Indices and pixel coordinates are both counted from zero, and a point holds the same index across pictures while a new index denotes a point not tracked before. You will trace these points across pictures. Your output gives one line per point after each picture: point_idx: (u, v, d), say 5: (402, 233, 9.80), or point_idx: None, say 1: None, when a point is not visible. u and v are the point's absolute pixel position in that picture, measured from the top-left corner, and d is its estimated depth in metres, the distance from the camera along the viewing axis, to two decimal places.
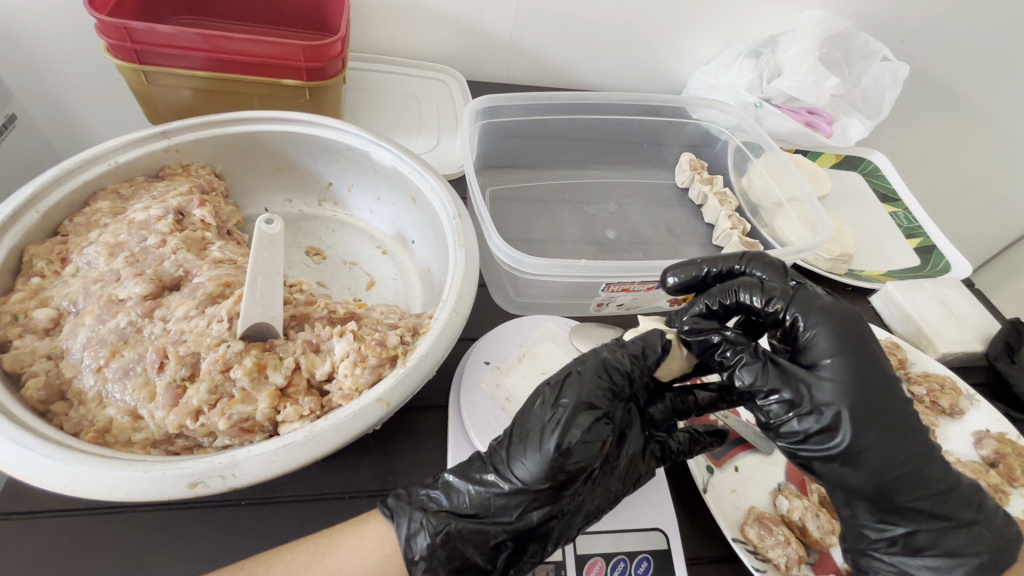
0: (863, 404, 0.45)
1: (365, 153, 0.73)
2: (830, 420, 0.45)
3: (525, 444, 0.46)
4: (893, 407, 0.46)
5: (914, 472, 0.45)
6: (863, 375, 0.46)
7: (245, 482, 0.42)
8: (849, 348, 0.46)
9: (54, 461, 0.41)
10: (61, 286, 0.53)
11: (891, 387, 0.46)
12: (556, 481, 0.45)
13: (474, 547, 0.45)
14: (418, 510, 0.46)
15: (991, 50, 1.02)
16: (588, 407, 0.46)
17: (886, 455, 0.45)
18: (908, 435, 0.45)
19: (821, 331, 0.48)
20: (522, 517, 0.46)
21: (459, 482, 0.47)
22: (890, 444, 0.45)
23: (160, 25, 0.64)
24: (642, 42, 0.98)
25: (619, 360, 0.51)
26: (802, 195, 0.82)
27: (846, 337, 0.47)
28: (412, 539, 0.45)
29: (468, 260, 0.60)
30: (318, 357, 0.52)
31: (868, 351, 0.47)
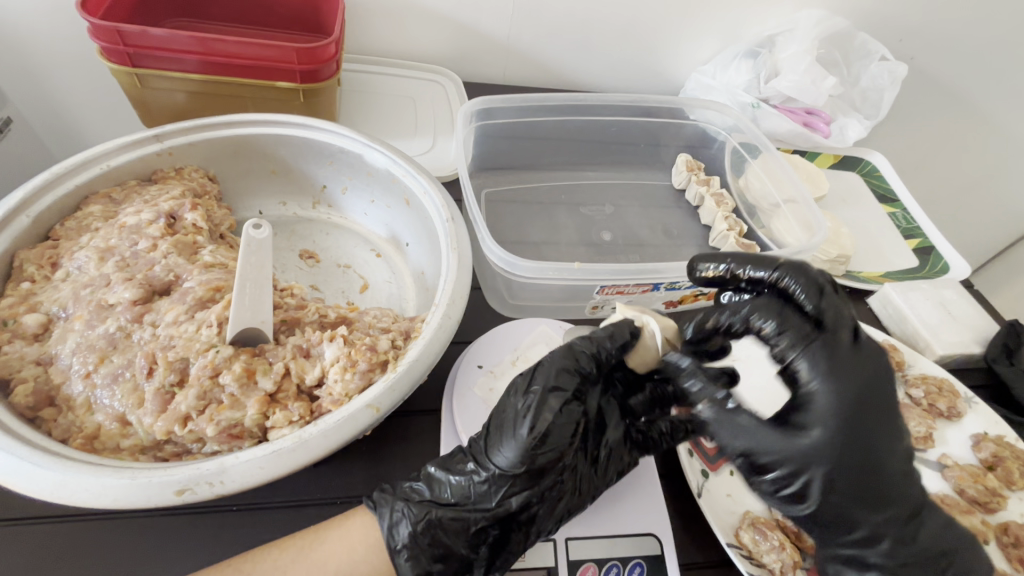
0: (836, 406, 0.48)
1: (359, 155, 0.72)
2: (809, 481, 0.47)
3: (500, 431, 0.47)
4: (869, 457, 0.48)
5: (881, 503, 0.48)
6: (847, 433, 0.47)
7: (232, 489, 0.42)
8: (843, 410, 0.48)
9: (40, 469, 0.41)
10: (51, 291, 0.53)
11: (871, 432, 0.48)
12: (531, 466, 0.45)
13: (455, 535, 0.46)
14: (400, 500, 0.46)
15: (990, 49, 1.02)
16: (557, 391, 0.47)
17: (855, 504, 0.47)
18: (877, 483, 0.48)
19: (821, 389, 0.48)
20: (501, 503, 0.46)
21: (440, 472, 0.48)
22: (860, 493, 0.47)
23: (153, 28, 0.64)
24: (639, 43, 0.98)
25: (585, 344, 0.51)
26: (799, 197, 0.82)
27: (840, 395, 0.48)
28: (395, 528, 0.45)
29: (460, 264, 0.60)
30: (308, 361, 0.52)
31: (856, 403, 0.48)
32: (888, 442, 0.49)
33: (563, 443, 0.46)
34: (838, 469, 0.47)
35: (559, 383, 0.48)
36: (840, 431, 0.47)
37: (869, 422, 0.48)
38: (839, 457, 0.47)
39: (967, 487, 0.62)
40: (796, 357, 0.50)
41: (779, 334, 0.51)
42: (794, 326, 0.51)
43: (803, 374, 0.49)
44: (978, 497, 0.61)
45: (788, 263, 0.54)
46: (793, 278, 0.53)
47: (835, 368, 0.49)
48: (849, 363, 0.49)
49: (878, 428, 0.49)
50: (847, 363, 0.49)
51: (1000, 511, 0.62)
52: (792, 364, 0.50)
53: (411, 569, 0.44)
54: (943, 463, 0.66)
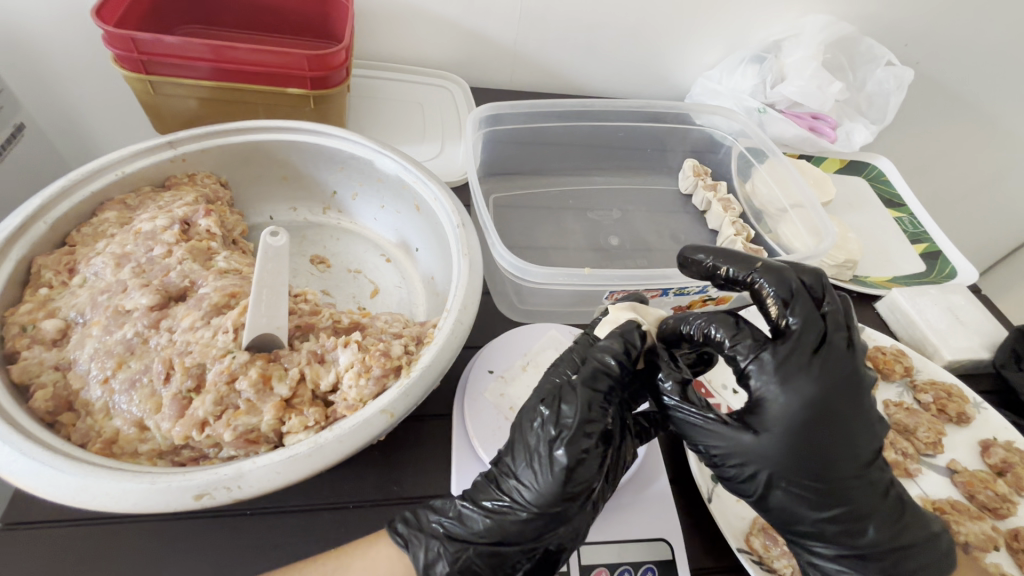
0: (789, 439, 0.46)
1: (369, 161, 0.73)
2: (753, 476, 0.47)
3: (532, 465, 0.47)
4: (817, 461, 0.46)
5: (834, 501, 0.47)
6: (797, 436, 0.46)
7: (250, 494, 0.43)
8: (795, 414, 0.46)
9: (61, 473, 0.41)
10: (69, 297, 0.53)
11: (827, 435, 0.46)
12: (566, 501, 0.46)
13: (493, 571, 0.46)
14: (433, 537, 0.46)
15: (996, 53, 1.02)
16: (587, 426, 0.47)
17: (801, 502, 0.47)
18: (829, 482, 0.47)
19: (770, 394, 0.47)
20: (538, 539, 0.46)
21: (471, 508, 0.47)
22: (806, 493, 0.47)
23: (167, 36, 0.65)
24: (645, 48, 0.98)
25: (608, 366, 0.50)
26: (806, 202, 0.82)
27: (790, 400, 0.46)
28: (431, 566, 0.45)
29: (472, 269, 0.61)
30: (323, 367, 0.53)
31: (814, 407, 0.46)
32: (846, 446, 0.47)
33: (594, 476, 0.47)
34: (782, 469, 0.46)
35: (589, 412, 0.48)
36: (788, 433, 0.46)
37: (824, 424, 0.46)
38: (784, 458, 0.46)
39: (977, 493, 0.62)
40: (748, 363, 0.48)
41: (734, 343, 0.49)
42: (749, 334, 0.49)
43: (753, 381, 0.48)
44: (988, 503, 0.61)
45: (766, 265, 0.51)
46: (766, 280, 0.50)
47: (789, 375, 0.47)
48: (807, 371, 0.47)
49: (835, 432, 0.47)
50: (808, 371, 0.47)
51: (1010, 516, 0.62)
52: (744, 371, 0.49)
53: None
54: (953, 468, 0.66)
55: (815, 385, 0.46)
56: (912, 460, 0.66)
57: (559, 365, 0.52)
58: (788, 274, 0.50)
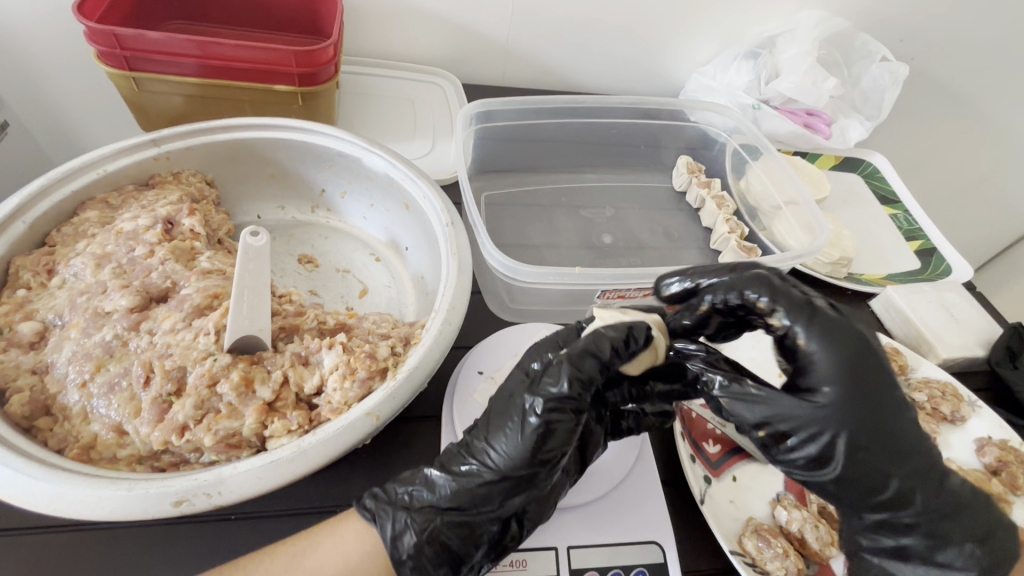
0: (856, 407, 0.43)
1: (358, 159, 0.72)
2: (827, 446, 0.44)
3: (502, 431, 0.47)
4: (883, 422, 0.44)
5: (904, 457, 0.44)
6: (861, 389, 0.43)
7: (231, 500, 0.42)
8: (849, 374, 0.44)
9: (35, 480, 0.40)
10: (47, 298, 0.52)
11: (883, 385, 0.44)
12: (534, 465, 0.46)
13: (458, 540, 0.45)
14: (401, 510, 0.46)
15: (992, 48, 1.01)
16: (563, 400, 0.47)
17: (880, 462, 0.44)
18: (900, 444, 0.44)
19: (822, 351, 0.44)
20: (504, 504, 0.46)
21: (441, 476, 0.47)
22: (884, 449, 0.44)
23: (150, 31, 0.63)
24: (639, 44, 0.97)
25: (586, 356, 0.47)
26: (800, 199, 0.81)
27: (842, 355, 0.44)
28: (398, 538, 0.44)
29: (460, 268, 0.60)
30: (307, 369, 0.52)
31: (863, 358, 0.44)
32: (901, 394, 0.45)
33: (563, 445, 0.47)
34: (853, 431, 0.43)
35: (572, 386, 0.47)
36: (852, 389, 0.43)
37: (878, 375, 0.44)
38: (855, 417, 0.43)
39: None
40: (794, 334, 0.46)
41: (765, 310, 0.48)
42: (787, 301, 0.47)
43: (801, 345, 0.45)
44: None
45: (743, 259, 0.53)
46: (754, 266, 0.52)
47: (832, 329, 0.45)
48: (846, 324, 0.45)
49: (889, 380, 0.45)
50: (846, 324, 0.45)
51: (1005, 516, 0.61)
52: (788, 337, 0.46)
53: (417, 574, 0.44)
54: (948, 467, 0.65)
55: (859, 336, 0.45)
56: None
57: (540, 345, 0.53)
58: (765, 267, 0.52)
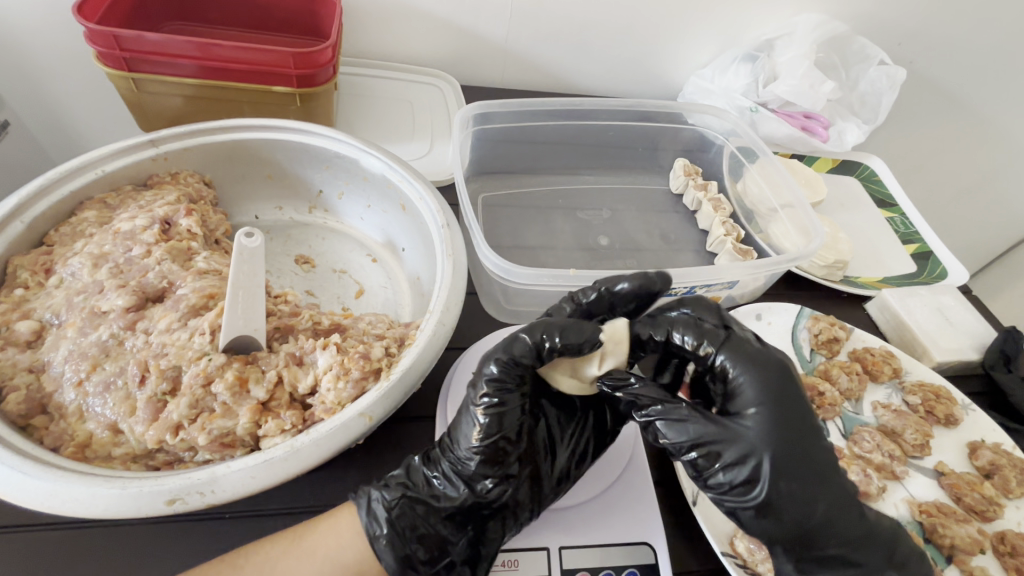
0: (777, 436, 0.47)
1: (355, 160, 0.72)
2: (750, 470, 0.46)
3: (459, 421, 0.51)
4: (802, 454, 0.47)
5: (817, 482, 0.47)
6: (778, 415, 0.47)
7: (224, 499, 0.42)
8: (767, 398, 0.48)
9: (31, 478, 0.40)
10: (44, 298, 0.53)
11: (798, 417, 0.48)
12: (492, 448, 0.50)
13: (427, 518, 0.48)
14: (381, 485, 0.49)
15: (990, 53, 1.01)
16: (501, 383, 0.50)
17: (797, 496, 0.46)
18: (817, 475, 0.47)
19: (745, 380, 0.49)
20: (468, 486, 0.50)
21: (419, 462, 0.52)
22: (803, 486, 0.46)
23: (149, 33, 0.64)
24: (638, 46, 0.97)
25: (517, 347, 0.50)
26: (796, 202, 0.81)
27: (765, 386, 0.49)
28: (372, 512, 0.47)
29: (455, 269, 0.60)
30: (301, 369, 0.52)
31: (784, 388, 0.49)
32: (814, 426, 0.49)
33: (508, 428, 0.50)
34: (771, 457, 0.46)
35: (501, 368, 0.50)
36: (771, 415, 0.47)
37: (792, 405, 0.48)
38: (771, 443, 0.46)
39: (964, 495, 0.62)
40: (720, 359, 0.50)
41: (699, 342, 0.51)
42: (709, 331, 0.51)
43: (726, 371, 0.50)
44: (975, 505, 0.61)
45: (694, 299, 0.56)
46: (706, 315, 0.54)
47: (758, 360, 0.49)
48: (765, 354, 0.50)
49: (807, 423, 0.48)
50: (764, 354, 0.50)
51: (997, 519, 0.61)
52: (719, 365, 0.50)
53: (391, 552, 0.46)
54: (941, 470, 0.65)
55: (779, 372, 0.49)
56: (901, 463, 0.65)
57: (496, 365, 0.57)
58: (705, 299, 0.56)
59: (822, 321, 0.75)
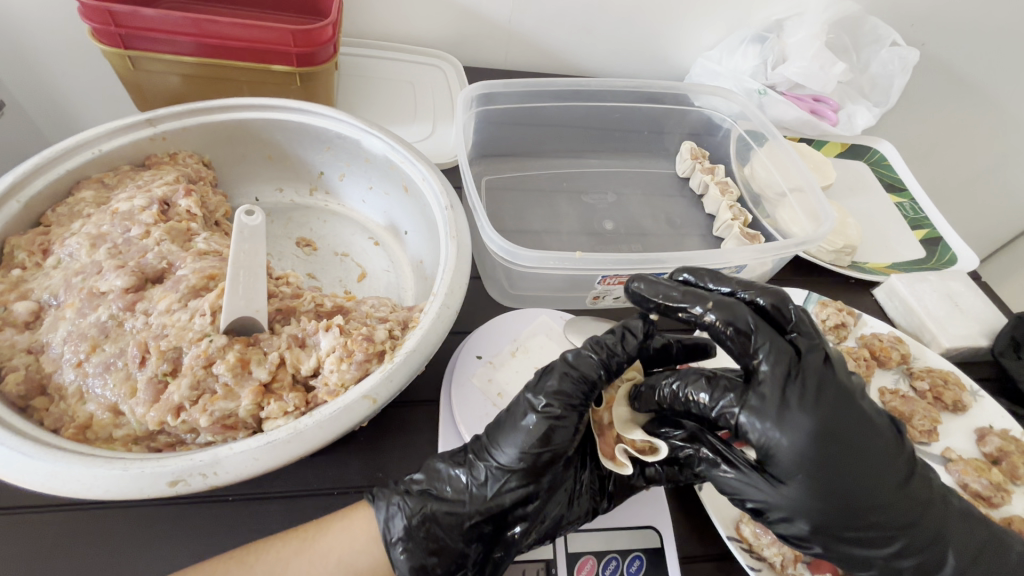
0: (826, 496, 0.44)
1: (356, 141, 0.71)
2: (804, 531, 0.45)
3: (505, 427, 0.49)
4: (858, 502, 0.44)
5: (879, 517, 0.45)
6: (819, 479, 0.44)
7: (227, 480, 0.42)
8: (807, 456, 0.44)
9: (30, 459, 0.40)
10: (42, 278, 0.52)
11: (845, 458, 0.45)
12: (530, 463, 0.47)
13: (448, 529, 0.47)
14: (398, 493, 0.48)
15: (1005, 35, 0.99)
16: (564, 400, 0.48)
17: (865, 542, 0.45)
18: (882, 517, 0.45)
19: (779, 442, 0.45)
20: (496, 497, 0.48)
21: (443, 467, 0.49)
22: (868, 531, 0.45)
23: (145, 8, 0.62)
24: (644, 26, 0.95)
25: (580, 361, 0.50)
26: (805, 186, 0.80)
27: (801, 445, 0.44)
28: (390, 521, 0.46)
29: (459, 252, 0.59)
30: (304, 351, 0.51)
31: (826, 438, 0.45)
32: (867, 460, 0.45)
33: (558, 448, 0.48)
34: (825, 516, 0.44)
35: (568, 390, 0.49)
36: (813, 480, 0.44)
37: (834, 452, 0.45)
38: (818, 504, 0.44)
39: (971, 481, 0.61)
40: (739, 418, 0.47)
41: (713, 399, 0.49)
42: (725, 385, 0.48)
43: (752, 433, 0.46)
44: (981, 491, 0.61)
45: (716, 302, 0.48)
46: (719, 317, 0.48)
47: (783, 416, 0.45)
48: (799, 404, 0.45)
49: (864, 466, 0.45)
50: (797, 407, 0.45)
51: (1003, 505, 0.61)
52: (739, 425, 0.47)
53: (407, 561, 0.46)
54: (947, 457, 0.64)
55: (816, 421, 0.45)
56: None
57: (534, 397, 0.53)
58: (741, 306, 0.48)
59: (830, 307, 0.74)
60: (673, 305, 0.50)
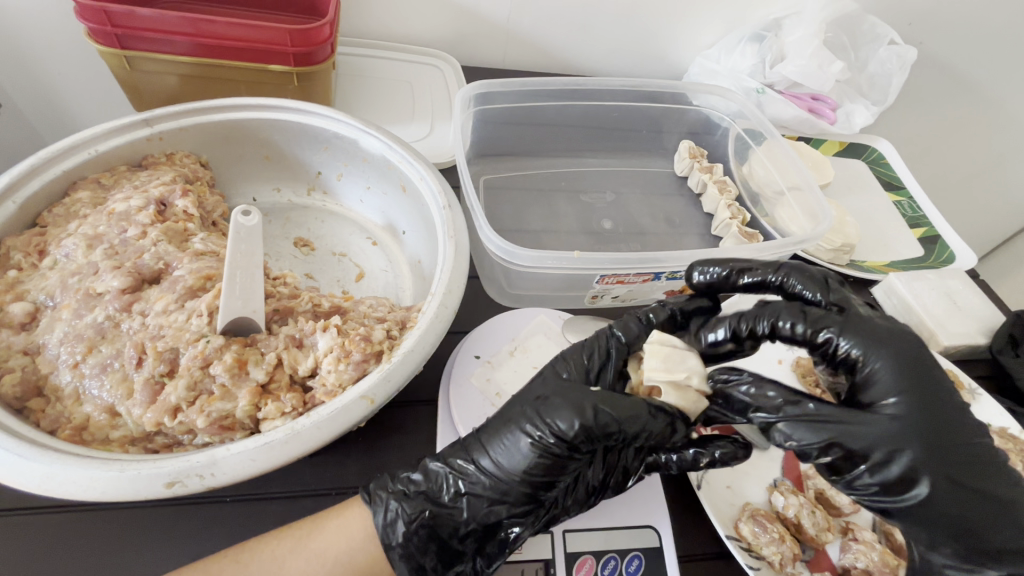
0: (930, 426, 0.42)
1: (354, 141, 0.71)
2: (905, 465, 0.41)
3: (505, 434, 0.47)
4: (955, 437, 0.42)
5: (982, 458, 0.43)
6: (921, 398, 0.43)
7: (224, 481, 0.41)
8: (906, 377, 0.44)
9: (26, 461, 0.40)
10: (38, 279, 0.52)
11: (940, 389, 0.44)
12: (533, 473, 0.46)
13: (446, 532, 0.47)
14: (394, 498, 0.47)
15: (1003, 34, 0.99)
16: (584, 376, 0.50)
17: (970, 481, 0.42)
18: (980, 460, 0.42)
19: (878, 364, 0.44)
20: (493, 507, 0.47)
21: (439, 467, 0.48)
22: (969, 467, 0.42)
23: (142, 8, 0.61)
24: (643, 25, 0.95)
25: (596, 340, 0.52)
26: (803, 184, 0.80)
27: (898, 365, 0.44)
28: (389, 526, 0.45)
29: (457, 251, 0.59)
30: (301, 352, 0.51)
31: (927, 369, 0.44)
32: (958, 398, 0.45)
33: (558, 471, 0.46)
34: (930, 446, 0.41)
35: (582, 421, 0.45)
36: (915, 402, 0.43)
37: (937, 385, 0.44)
38: (927, 441, 0.41)
39: None
40: (840, 343, 0.46)
41: (811, 326, 0.47)
42: (816, 314, 0.48)
43: (853, 352, 0.45)
44: None
45: (790, 263, 0.53)
46: (795, 277, 0.52)
47: (880, 341, 0.45)
48: (892, 333, 0.45)
49: (953, 401, 0.44)
50: (889, 335, 0.45)
51: None
52: (839, 349, 0.46)
53: (405, 564, 0.45)
54: None
55: (911, 346, 0.45)
56: None
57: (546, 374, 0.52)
58: (815, 271, 0.52)
59: None
60: (742, 270, 0.53)
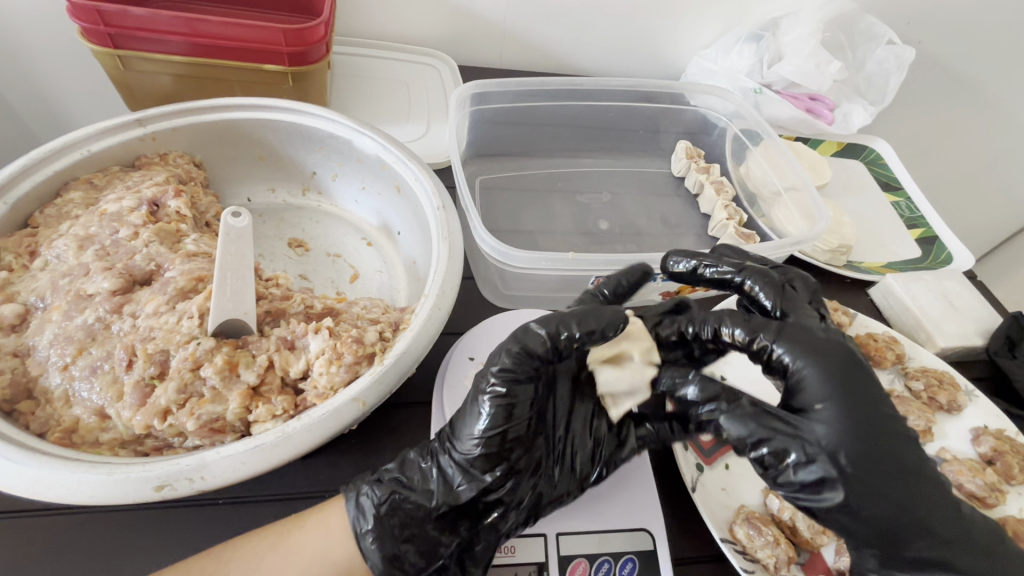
0: (859, 431, 0.40)
1: (348, 141, 0.70)
2: (830, 468, 0.40)
3: (463, 413, 0.49)
4: (890, 445, 0.41)
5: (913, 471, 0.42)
6: (854, 404, 0.41)
7: (214, 484, 0.41)
8: (839, 381, 0.42)
9: (14, 464, 0.40)
10: (28, 281, 0.52)
11: (876, 396, 0.42)
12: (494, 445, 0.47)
13: (416, 518, 0.46)
14: (370, 483, 0.47)
15: (1002, 34, 0.99)
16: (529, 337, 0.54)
17: (898, 493, 0.41)
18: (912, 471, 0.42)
19: (807, 367, 0.43)
20: (462, 484, 0.47)
21: (415, 455, 0.50)
22: (899, 479, 0.41)
23: (135, 7, 0.61)
24: (640, 24, 0.94)
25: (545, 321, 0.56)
26: (800, 185, 0.79)
27: (829, 370, 0.42)
28: (362, 510, 0.45)
29: (451, 252, 0.58)
30: (293, 354, 0.51)
31: (858, 377, 0.43)
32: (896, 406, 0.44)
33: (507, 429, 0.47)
34: (857, 453, 0.40)
35: (518, 348, 0.47)
36: (848, 409, 0.41)
37: (869, 393, 0.42)
38: (857, 439, 0.40)
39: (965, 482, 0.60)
40: (774, 348, 0.44)
41: (750, 335, 0.45)
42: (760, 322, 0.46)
43: (784, 359, 0.44)
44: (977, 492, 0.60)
45: (751, 267, 0.52)
46: (754, 280, 0.51)
47: (815, 346, 0.43)
48: (829, 341, 0.44)
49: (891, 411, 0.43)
50: (827, 338, 0.44)
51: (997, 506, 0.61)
52: (773, 355, 0.44)
53: (379, 551, 0.44)
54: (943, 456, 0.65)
55: (848, 354, 0.43)
56: None
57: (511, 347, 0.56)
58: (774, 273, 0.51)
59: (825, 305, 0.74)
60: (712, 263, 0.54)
